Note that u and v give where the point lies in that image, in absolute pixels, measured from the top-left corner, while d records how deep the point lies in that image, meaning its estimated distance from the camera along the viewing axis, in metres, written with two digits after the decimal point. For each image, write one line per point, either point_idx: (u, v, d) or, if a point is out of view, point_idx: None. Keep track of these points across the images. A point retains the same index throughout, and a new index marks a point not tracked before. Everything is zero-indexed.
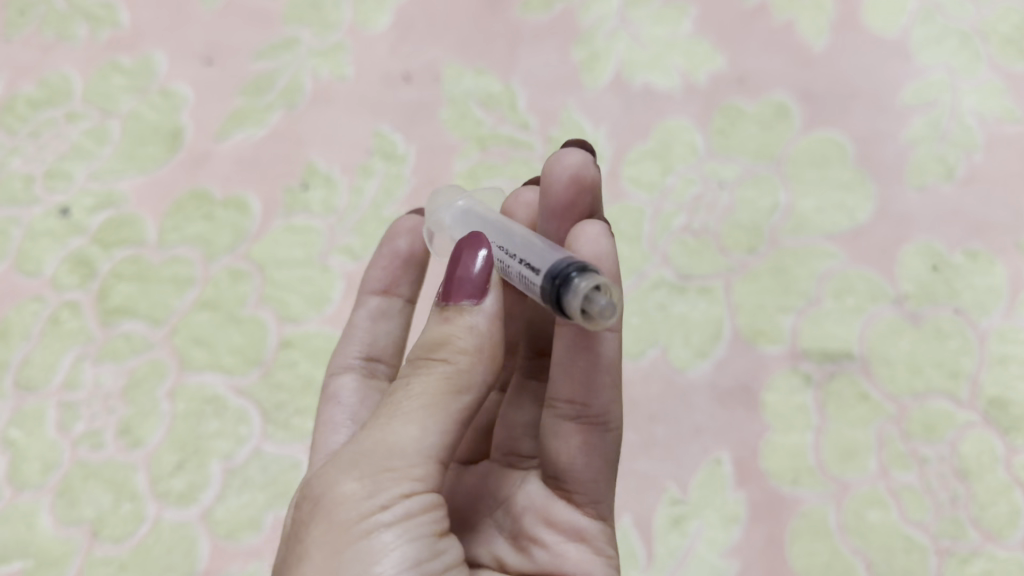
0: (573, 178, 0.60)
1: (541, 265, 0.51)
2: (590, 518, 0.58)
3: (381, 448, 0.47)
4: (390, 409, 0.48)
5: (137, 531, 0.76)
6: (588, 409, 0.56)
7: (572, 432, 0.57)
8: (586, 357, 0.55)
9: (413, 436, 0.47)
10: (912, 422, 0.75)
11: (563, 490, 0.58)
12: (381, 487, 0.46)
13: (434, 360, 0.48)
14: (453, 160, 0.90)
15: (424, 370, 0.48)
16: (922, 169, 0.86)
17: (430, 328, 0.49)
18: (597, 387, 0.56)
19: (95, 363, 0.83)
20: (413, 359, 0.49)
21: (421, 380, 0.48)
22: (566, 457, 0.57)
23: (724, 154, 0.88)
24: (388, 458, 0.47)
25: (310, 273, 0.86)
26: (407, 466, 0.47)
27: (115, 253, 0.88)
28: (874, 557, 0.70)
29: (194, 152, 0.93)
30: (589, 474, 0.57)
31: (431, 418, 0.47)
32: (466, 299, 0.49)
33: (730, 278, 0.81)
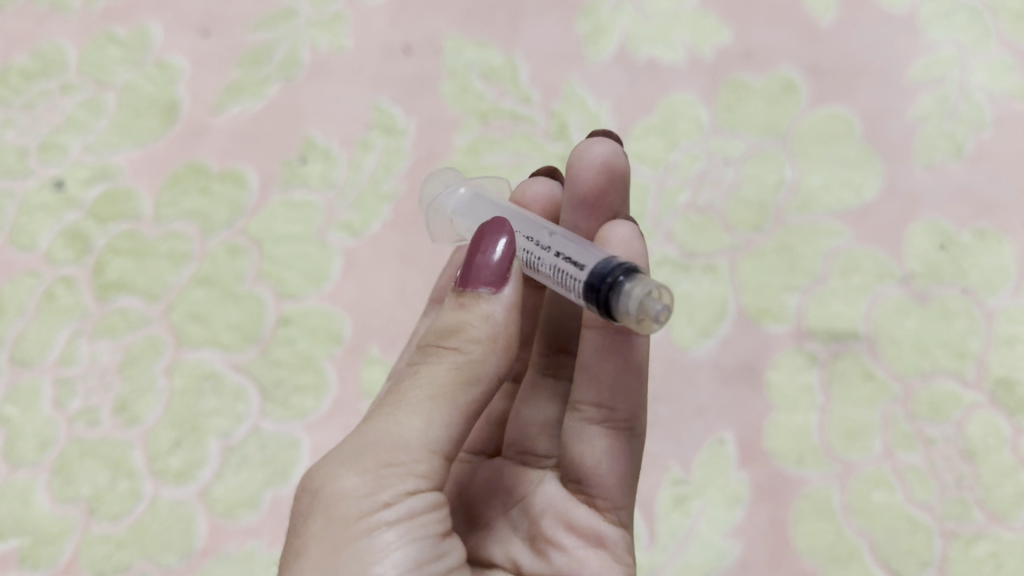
0: (605, 167, 0.62)
1: (587, 261, 0.51)
2: (609, 524, 0.59)
3: (386, 440, 0.46)
4: (397, 400, 0.47)
5: (134, 509, 0.75)
6: (614, 412, 0.59)
7: (596, 434, 0.59)
8: (613, 359, 0.58)
9: (418, 431, 0.46)
10: (918, 402, 0.74)
11: (584, 495, 0.59)
12: (384, 483, 0.46)
13: (446, 349, 0.47)
14: (453, 134, 0.88)
15: (433, 359, 0.47)
16: (930, 147, 0.84)
17: (443, 318, 0.48)
18: (622, 390, 0.59)
19: (92, 339, 0.82)
20: (424, 349, 0.48)
21: (431, 369, 0.47)
22: (590, 461, 0.59)
23: (729, 130, 0.86)
24: (392, 453, 0.46)
25: (308, 249, 0.85)
26: (411, 462, 0.46)
27: (111, 227, 0.87)
28: (879, 538, 0.69)
29: (191, 125, 0.91)
30: (612, 479, 0.59)
31: (437, 412, 0.46)
32: (484, 287, 0.47)
33: (735, 256, 0.80)
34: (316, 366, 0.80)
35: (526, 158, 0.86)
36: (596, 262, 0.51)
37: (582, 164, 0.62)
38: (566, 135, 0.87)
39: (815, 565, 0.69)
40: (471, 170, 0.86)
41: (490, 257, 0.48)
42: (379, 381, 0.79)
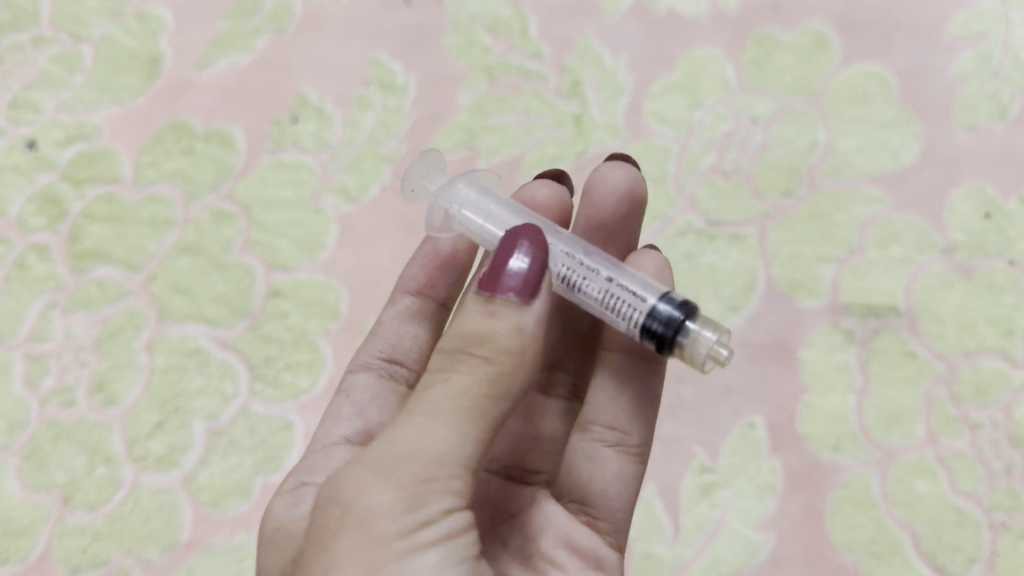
0: (626, 194, 0.59)
1: (646, 292, 0.47)
2: (608, 547, 0.54)
3: (421, 452, 0.38)
4: (424, 407, 0.39)
5: (112, 497, 0.69)
6: (629, 436, 0.55)
7: (606, 455, 0.55)
8: (636, 384, 0.56)
9: (458, 444, 0.38)
10: (962, 383, 0.68)
11: (586, 516, 0.54)
12: (422, 502, 0.38)
13: (475, 356, 0.38)
14: (458, 91, 0.81)
15: (462, 366, 0.39)
16: (973, 107, 0.77)
17: (467, 317, 0.40)
18: (641, 415, 0.56)
19: (66, 312, 0.75)
20: (446, 351, 0.40)
21: (462, 375, 0.38)
22: (599, 484, 0.55)
23: (757, 88, 0.80)
24: (429, 468, 0.38)
25: (301, 215, 0.78)
26: (448, 477, 0.38)
27: (87, 191, 0.80)
28: (922, 531, 0.64)
29: (173, 81, 0.84)
30: (619, 503, 0.55)
31: (473, 424, 0.38)
32: (512, 293, 0.39)
33: (765, 225, 0.74)
34: (310, 342, 0.74)
35: (537, 118, 0.79)
36: (659, 295, 0.46)
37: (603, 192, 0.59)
38: (580, 93, 0.80)
39: (854, 561, 0.63)
40: (477, 130, 0.80)
41: (516, 267, 0.40)
42: None
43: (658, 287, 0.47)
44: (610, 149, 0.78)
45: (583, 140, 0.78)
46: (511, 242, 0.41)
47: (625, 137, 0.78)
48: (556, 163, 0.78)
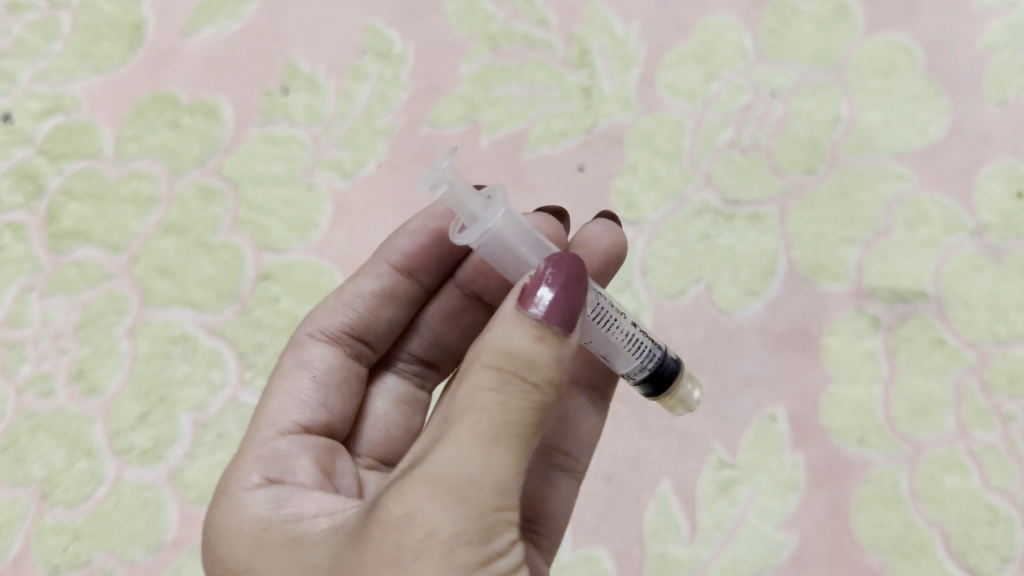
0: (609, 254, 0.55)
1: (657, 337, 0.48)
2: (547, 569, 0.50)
3: (491, 480, 0.34)
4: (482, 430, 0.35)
5: (93, 494, 0.65)
6: (579, 464, 0.54)
7: (563, 483, 0.53)
8: (595, 419, 0.55)
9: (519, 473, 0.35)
10: (994, 372, 0.64)
11: (532, 533, 0.50)
12: (495, 533, 0.35)
13: (525, 377, 0.35)
14: (459, 61, 0.77)
15: (515, 391, 0.35)
16: (1003, 81, 0.72)
17: (510, 336, 0.36)
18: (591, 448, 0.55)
19: (43, 296, 0.71)
20: (491, 369, 0.35)
21: (517, 396, 0.35)
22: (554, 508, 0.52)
23: (777, 59, 0.75)
24: (501, 496, 0.35)
25: (292, 192, 0.73)
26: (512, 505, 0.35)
27: (65, 167, 0.75)
28: (952, 530, 0.60)
29: (157, 50, 0.79)
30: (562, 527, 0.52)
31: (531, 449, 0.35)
32: (558, 325, 0.37)
33: (786, 204, 0.70)
34: None
35: (543, 90, 0.75)
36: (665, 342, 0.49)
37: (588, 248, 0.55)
38: (589, 63, 0.75)
39: (881, 561, 0.60)
40: (479, 103, 0.75)
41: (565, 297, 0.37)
42: None
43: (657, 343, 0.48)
44: (621, 123, 0.74)
45: (592, 113, 0.74)
46: (568, 272, 0.38)
47: (636, 110, 0.74)
48: (564, 138, 0.73)
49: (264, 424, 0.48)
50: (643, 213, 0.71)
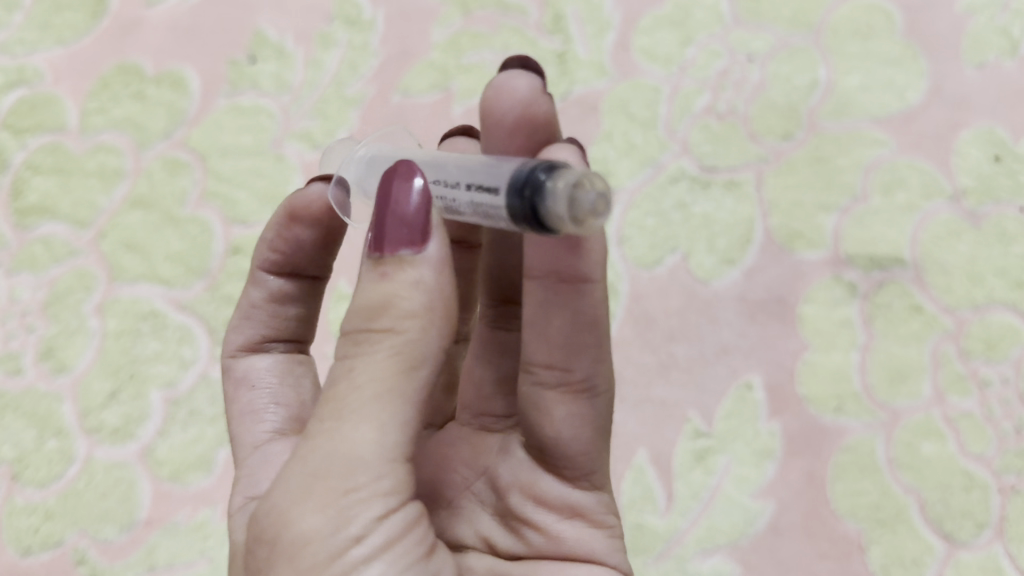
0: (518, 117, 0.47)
1: (499, 180, 0.38)
2: (581, 491, 0.47)
3: (345, 457, 0.34)
4: (334, 408, 0.35)
5: (65, 473, 0.64)
6: (570, 373, 0.46)
7: (557, 402, 0.46)
8: (561, 313, 0.46)
9: (376, 443, 0.35)
10: (971, 338, 0.64)
11: (545, 463, 0.47)
12: (350, 516, 0.35)
13: (376, 332, 0.35)
14: (430, 27, 0.75)
15: (367, 349, 0.35)
16: (981, 43, 0.71)
17: (360, 289, 0.36)
18: (580, 346, 0.46)
19: (10, 273, 0.69)
20: (344, 335, 0.36)
21: (367, 361, 0.35)
22: (550, 432, 0.46)
23: (754, 22, 0.74)
24: (350, 475, 0.34)
25: (261, 164, 0.72)
26: (376, 479, 0.35)
27: (29, 141, 0.73)
28: (929, 496, 0.60)
29: (121, 19, 0.77)
30: (577, 445, 0.46)
31: (393, 412, 0.35)
32: (404, 248, 0.35)
33: (763, 170, 0.69)
34: None
35: (516, 56, 0.73)
36: (508, 175, 0.38)
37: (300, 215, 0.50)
38: (563, 28, 0.74)
39: (858, 529, 0.60)
40: (451, 70, 0.74)
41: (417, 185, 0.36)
42: None
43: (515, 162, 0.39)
44: (596, 90, 0.72)
45: (567, 80, 0.73)
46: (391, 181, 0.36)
47: (611, 77, 0.73)
48: None
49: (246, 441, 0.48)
50: (618, 181, 0.70)
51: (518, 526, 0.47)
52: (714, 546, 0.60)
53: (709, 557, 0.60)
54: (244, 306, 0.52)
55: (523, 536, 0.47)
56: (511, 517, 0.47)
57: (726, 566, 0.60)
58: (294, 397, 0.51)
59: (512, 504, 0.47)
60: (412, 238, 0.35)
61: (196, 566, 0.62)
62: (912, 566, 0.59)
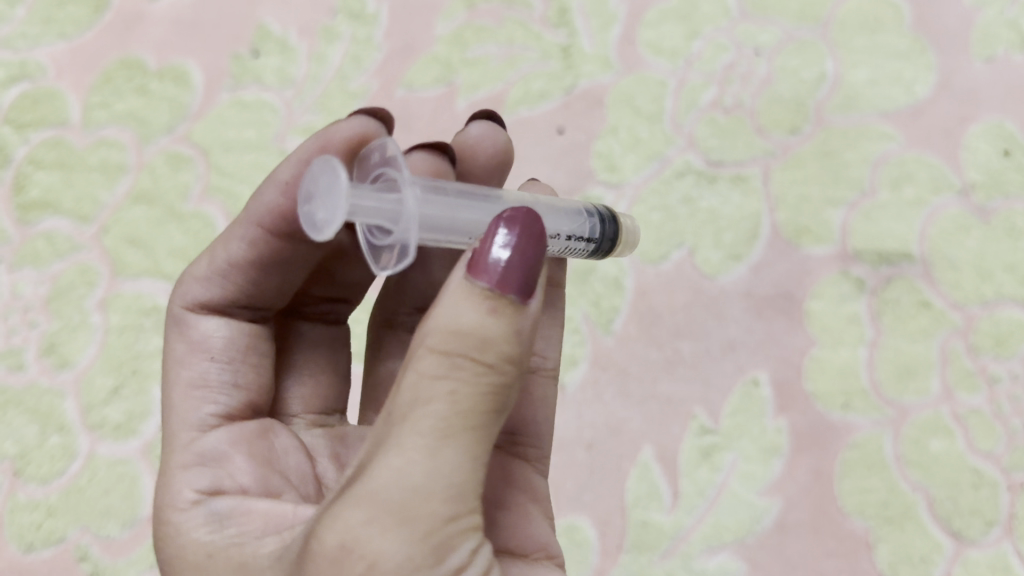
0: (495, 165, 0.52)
1: (593, 230, 0.47)
2: (539, 474, 0.49)
3: (446, 487, 0.32)
4: (431, 434, 0.32)
5: (67, 469, 0.63)
6: (548, 360, 0.51)
7: (535, 386, 0.50)
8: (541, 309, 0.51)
9: (472, 471, 0.33)
10: (980, 334, 0.63)
11: (514, 443, 0.49)
12: (450, 547, 0.33)
13: (481, 364, 0.32)
14: (433, 21, 0.74)
15: (466, 378, 0.32)
16: (990, 36, 0.71)
17: (457, 311, 0.33)
18: (553, 339, 0.51)
19: (12, 269, 0.69)
20: (438, 355, 0.32)
21: (466, 393, 0.32)
22: (526, 408, 0.49)
23: (761, 15, 0.73)
24: (451, 504, 0.32)
25: (264, 159, 0.71)
26: (471, 510, 0.33)
27: (32, 135, 0.73)
28: (937, 494, 0.60)
29: (124, 13, 0.77)
30: (548, 427, 0.50)
31: (487, 444, 0.33)
32: (513, 292, 0.33)
33: (770, 165, 0.69)
34: None
35: (521, 50, 0.73)
36: (600, 226, 0.48)
37: (333, 146, 0.45)
38: (568, 21, 0.73)
39: (865, 527, 0.60)
40: (455, 64, 0.73)
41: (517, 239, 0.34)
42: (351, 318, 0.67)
43: (590, 209, 0.48)
44: (601, 84, 0.72)
45: (572, 73, 0.72)
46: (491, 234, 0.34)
47: (617, 70, 0.72)
48: (543, 100, 0.72)
49: (191, 422, 0.44)
50: (623, 176, 0.69)
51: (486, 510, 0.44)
52: (720, 544, 0.60)
53: (716, 555, 0.60)
54: (221, 267, 0.47)
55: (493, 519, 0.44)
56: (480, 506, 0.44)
57: (733, 564, 0.60)
58: (255, 382, 0.47)
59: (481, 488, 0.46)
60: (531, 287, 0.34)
61: None
62: (920, 564, 0.58)
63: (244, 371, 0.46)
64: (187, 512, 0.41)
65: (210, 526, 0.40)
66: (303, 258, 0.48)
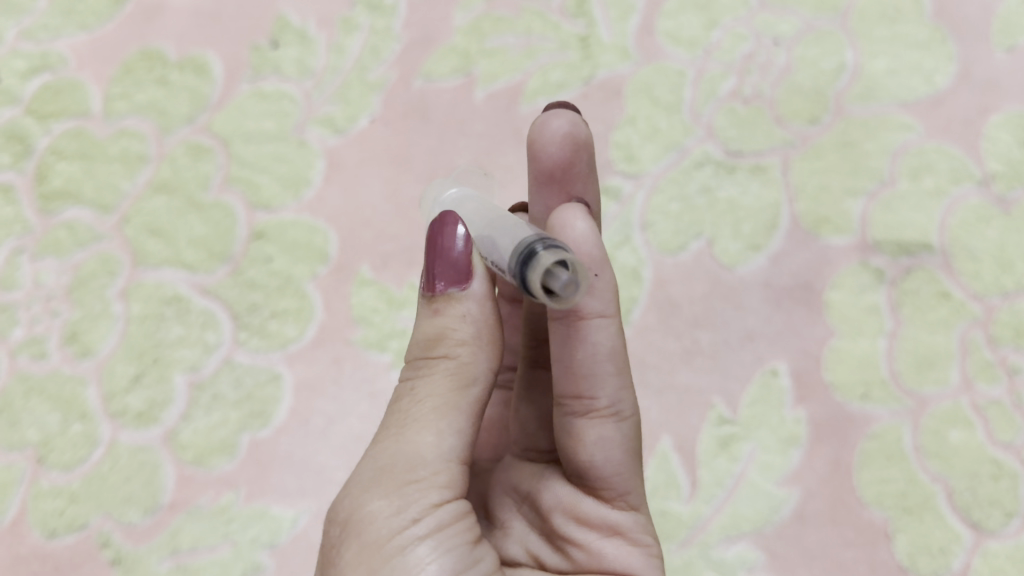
0: (568, 139, 0.50)
1: (502, 261, 0.40)
2: (621, 513, 0.47)
3: (403, 455, 0.39)
4: (402, 417, 0.40)
5: (89, 457, 0.64)
6: (598, 401, 0.45)
7: (589, 431, 0.45)
8: (582, 346, 0.44)
9: (432, 439, 0.39)
10: (1001, 325, 0.63)
11: (588, 488, 0.47)
12: (410, 499, 0.38)
13: (433, 357, 0.40)
14: (452, 12, 0.75)
15: (427, 372, 0.41)
16: (1010, 27, 0.71)
17: (420, 326, 0.42)
18: (606, 373, 0.44)
19: (34, 258, 0.69)
20: (412, 364, 0.42)
21: (426, 382, 0.40)
22: (584, 456, 0.46)
23: (780, 5, 0.73)
24: (410, 467, 0.39)
25: (283, 149, 0.72)
26: (433, 473, 0.39)
27: (53, 126, 0.73)
28: (956, 485, 0.59)
29: (145, 5, 0.77)
30: (613, 469, 0.46)
31: (449, 419, 0.39)
32: (452, 286, 0.41)
33: (789, 155, 0.68)
34: (297, 289, 0.68)
35: (539, 41, 0.73)
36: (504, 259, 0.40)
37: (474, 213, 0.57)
38: (587, 12, 0.73)
39: (884, 517, 0.59)
40: (474, 54, 0.73)
41: (462, 236, 0.42)
42: (371, 306, 0.67)
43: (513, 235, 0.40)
44: (620, 74, 0.72)
45: (590, 63, 0.72)
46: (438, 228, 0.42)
47: (636, 60, 0.72)
48: (562, 90, 0.72)
49: None
50: (642, 166, 0.69)
51: (564, 545, 0.47)
52: (738, 533, 0.60)
53: (734, 545, 0.59)
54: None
55: (568, 554, 0.47)
56: (556, 539, 0.47)
57: (751, 554, 0.59)
58: None
59: (557, 525, 0.47)
60: (456, 280, 0.41)
61: (219, 549, 0.62)
62: (939, 555, 0.58)
63: None
64: None
65: None
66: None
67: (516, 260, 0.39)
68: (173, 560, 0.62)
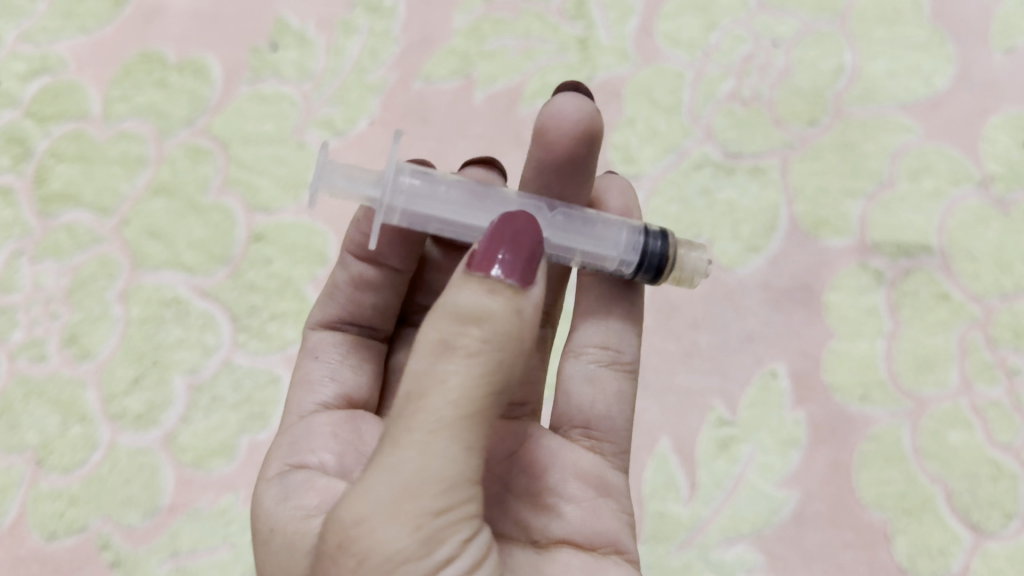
0: (584, 133, 0.49)
1: (623, 264, 0.47)
2: (613, 469, 0.51)
3: (434, 480, 0.34)
4: (427, 422, 0.34)
5: (89, 459, 0.64)
6: (622, 355, 0.52)
7: (611, 381, 0.52)
8: (620, 303, 0.52)
9: (469, 461, 0.35)
10: (1000, 326, 0.63)
11: (588, 440, 0.51)
12: (442, 538, 0.34)
13: (474, 357, 0.34)
14: (451, 14, 0.75)
15: (464, 371, 0.34)
16: (1009, 29, 0.71)
17: (453, 308, 0.35)
18: (632, 333, 0.52)
19: (33, 260, 0.69)
20: (434, 349, 0.35)
21: (461, 385, 0.34)
22: (601, 404, 0.51)
23: (778, 7, 0.73)
24: (444, 497, 0.34)
25: (283, 151, 0.72)
26: (463, 501, 0.35)
27: (53, 128, 0.73)
28: (956, 486, 0.59)
29: (144, 8, 0.77)
30: (622, 421, 0.52)
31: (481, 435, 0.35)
32: (510, 277, 0.36)
33: (788, 156, 0.68)
34: (296, 291, 0.68)
35: (538, 42, 0.73)
36: (632, 263, 0.46)
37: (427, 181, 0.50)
38: (586, 14, 0.74)
39: (883, 519, 0.59)
40: (473, 56, 0.73)
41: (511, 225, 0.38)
42: None
43: (625, 241, 0.46)
44: (619, 76, 0.72)
45: (589, 66, 0.72)
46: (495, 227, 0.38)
47: (634, 62, 0.72)
48: None
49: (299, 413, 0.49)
50: (641, 168, 0.69)
51: (556, 504, 0.47)
52: (738, 535, 0.59)
53: (733, 546, 0.59)
54: (330, 285, 0.53)
55: (559, 512, 0.47)
56: (547, 498, 0.47)
57: (751, 555, 0.59)
58: (353, 381, 0.51)
59: (551, 483, 0.48)
60: (516, 271, 0.36)
61: (219, 551, 0.62)
62: (939, 557, 0.58)
63: (344, 369, 0.51)
64: (269, 483, 0.45)
65: (280, 499, 0.43)
66: (392, 282, 0.52)
67: (649, 260, 0.46)
68: (173, 562, 0.62)
